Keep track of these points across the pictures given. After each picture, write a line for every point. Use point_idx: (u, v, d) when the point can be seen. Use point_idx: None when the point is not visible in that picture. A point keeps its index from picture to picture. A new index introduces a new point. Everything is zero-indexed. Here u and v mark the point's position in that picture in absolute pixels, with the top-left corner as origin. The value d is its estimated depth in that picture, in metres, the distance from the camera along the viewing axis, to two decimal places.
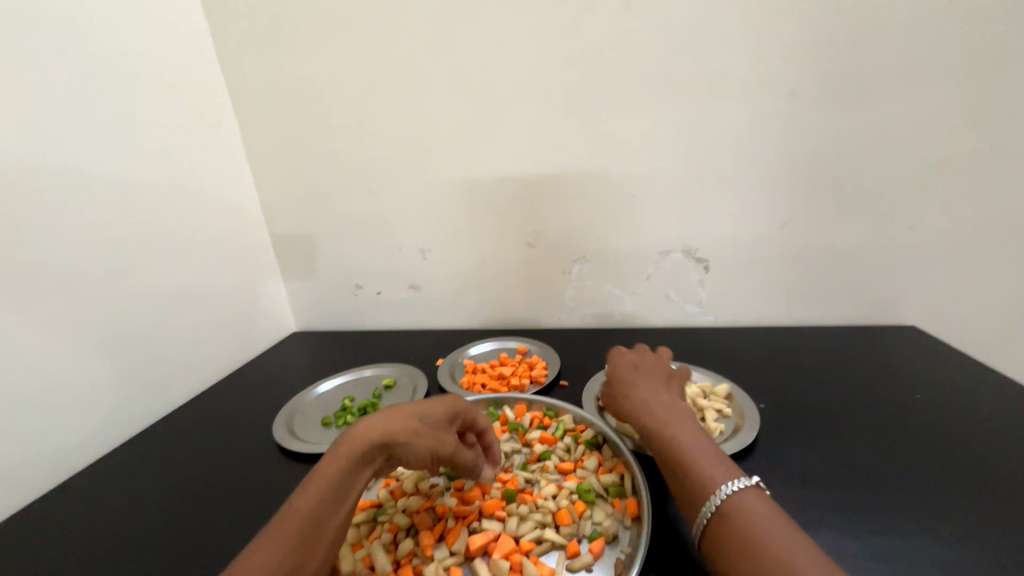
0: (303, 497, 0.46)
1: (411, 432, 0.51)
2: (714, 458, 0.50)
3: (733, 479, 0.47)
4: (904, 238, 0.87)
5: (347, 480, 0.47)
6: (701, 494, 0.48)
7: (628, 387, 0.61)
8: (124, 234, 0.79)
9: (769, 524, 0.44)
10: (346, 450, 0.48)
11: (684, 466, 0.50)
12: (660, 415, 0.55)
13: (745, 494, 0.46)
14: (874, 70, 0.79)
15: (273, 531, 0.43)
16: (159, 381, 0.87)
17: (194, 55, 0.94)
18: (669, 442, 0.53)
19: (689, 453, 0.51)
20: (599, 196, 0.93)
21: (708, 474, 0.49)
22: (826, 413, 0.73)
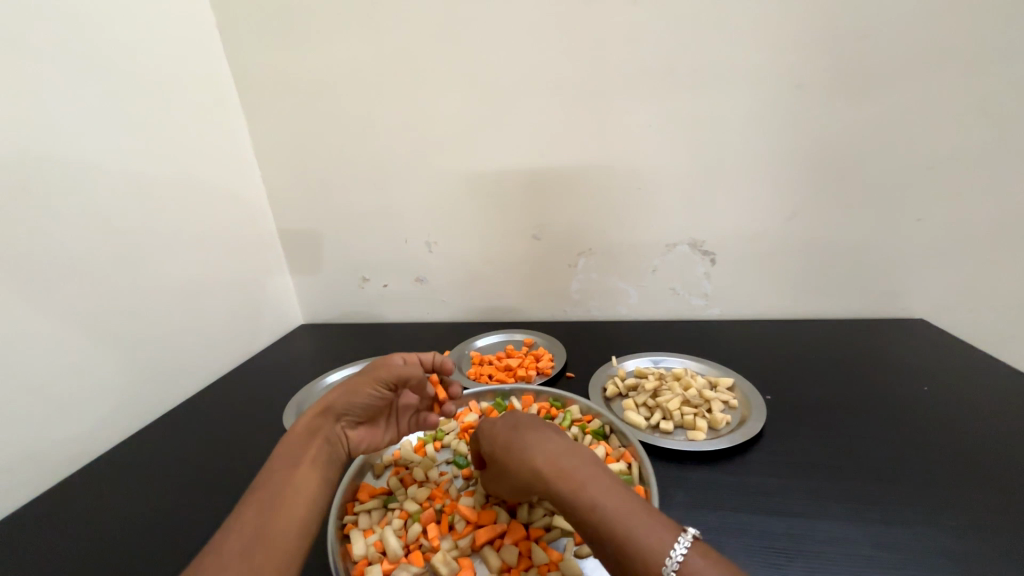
0: (268, 470, 0.48)
1: (348, 395, 0.56)
2: (645, 516, 0.42)
3: (677, 538, 0.40)
4: (912, 231, 0.87)
5: (301, 446, 0.51)
6: (648, 569, 0.39)
7: (524, 441, 0.49)
8: (131, 227, 0.80)
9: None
10: (297, 428, 0.53)
11: (619, 542, 0.41)
12: (571, 474, 0.45)
13: (693, 556, 0.39)
14: (884, 60, 0.78)
15: (241, 506, 0.45)
16: (169, 373, 0.88)
17: (200, 49, 0.94)
18: (590, 512, 0.42)
19: (621, 521, 0.41)
20: (605, 188, 0.93)
21: (649, 542, 0.40)
22: (831, 405, 0.73)
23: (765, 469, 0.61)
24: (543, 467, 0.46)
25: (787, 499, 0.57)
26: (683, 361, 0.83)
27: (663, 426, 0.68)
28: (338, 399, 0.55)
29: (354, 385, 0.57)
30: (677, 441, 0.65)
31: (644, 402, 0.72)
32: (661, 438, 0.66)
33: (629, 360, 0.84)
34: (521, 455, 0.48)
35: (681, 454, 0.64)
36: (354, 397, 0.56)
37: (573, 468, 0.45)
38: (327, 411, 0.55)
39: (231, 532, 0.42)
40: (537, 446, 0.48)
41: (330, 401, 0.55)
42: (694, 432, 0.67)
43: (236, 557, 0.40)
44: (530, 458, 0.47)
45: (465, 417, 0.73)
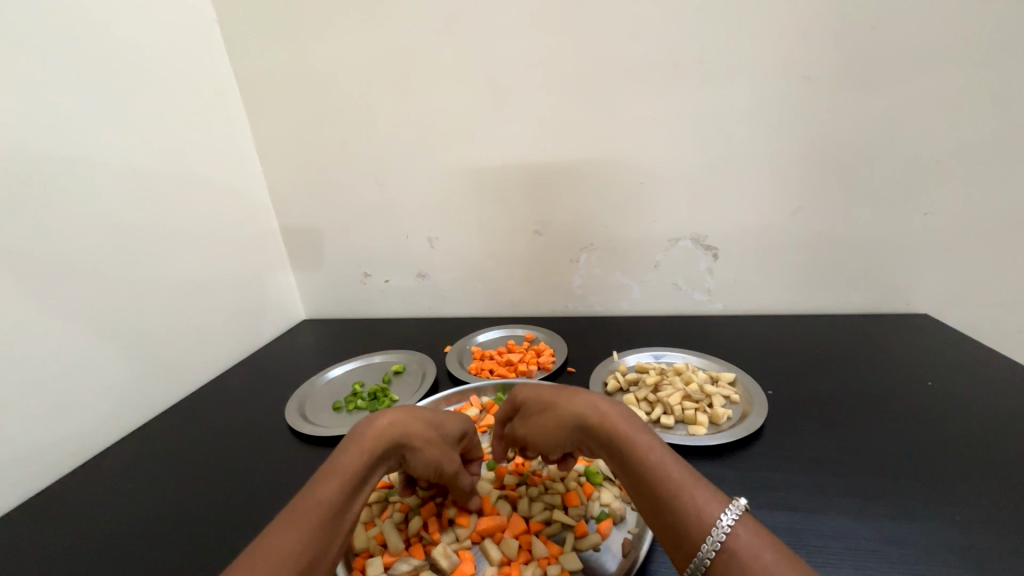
0: (329, 486, 0.42)
1: (428, 442, 0.50)
2: (698, 480, 0.41)
3: (726, 507, 0.38)
4: (919, 225, 0.86)
5: (365, 470, 0.45)
6: (695, 523, 0.37)
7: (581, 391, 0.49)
8: (133, 222, 0.81)
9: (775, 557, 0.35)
10: (369, 442, 0.47)
11: (671, 492, 0.39)
12: (631, 424, 0.45)
13: (739, 530, 0.36)
14: (889, 52, 0.77)
15: (292, 524, 0.39)
16: (173, 368, 0.89)
17: (201, 45, 0.94)
18: (645, 457, 0.42)
19: (671, 481, 0.40)
20: (606, 183, 0.93)
21: (700, 499, 0.39)
22: (834, 400, 0.72)
23: (767, 464, 0.61)
24: (591, 416, 0.46)
25: (789, 495, 0.57)
26: (684, 356, 0.83)
27: (664, 421, 0.67)
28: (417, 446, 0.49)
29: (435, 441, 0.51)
30: (678, 436, 0.65)
31: (644, 396, 0.72)
32: (662, 433, 0.66)
33: (630, 355, 0.84)
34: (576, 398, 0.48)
35: (682, 448, 0.64)
36: (427, 451, 0.50)
37: (621, 422, 0.44)
38: (402, 443, 0.49)
39: (278, 557, 0.36)
40: (595, 394, 0.48)
41: (409, 440, 0.49)
42: (695, 427, 0.66)
43: None
44: (589, 400, 0.47)
45: (466, 413, 0.74)
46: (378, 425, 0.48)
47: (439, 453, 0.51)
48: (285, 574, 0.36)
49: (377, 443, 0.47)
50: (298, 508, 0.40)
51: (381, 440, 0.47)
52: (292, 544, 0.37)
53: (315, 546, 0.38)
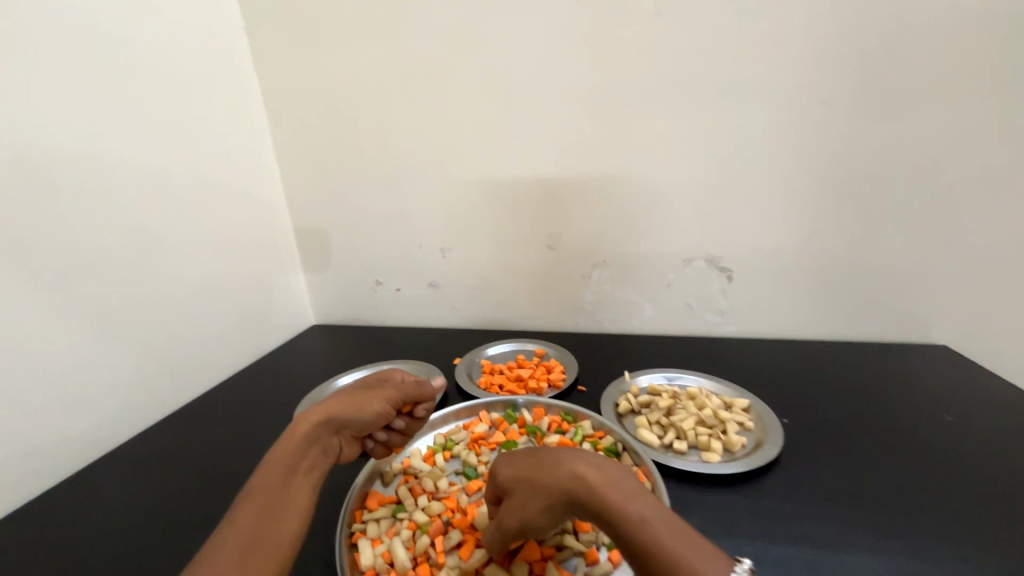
0: (266, 478, 0.47)
1: (359, 408, 0.55)
2: (698, 545, 0.36)
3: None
4: (938, 254, 0.85)
5: (298, 457, 0.49)
6: None
7: (558, 460, 0.43)
8: (149, 224, 0.82)
9: None
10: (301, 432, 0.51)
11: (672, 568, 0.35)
12: (615, 491, 0.39)
13: None
14: (910, 81, 0.77)
15: (228, 522, 0.43)
16: (182, 369, 0.90)
17: (227, 53, 0.96)
18: (634, 528, 0.37)
19: (674, 554, 0.35)
20: (620, 201, 0.93)
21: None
22: (849, 432, 0.71)
23: (780, 496, 0.60)
24: (573, 486, 0.41)
25: (805, 530, 0.55)
26: (698, 379, 0.81)
27: (677, 446, 0.66)
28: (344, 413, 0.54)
29: (360, 400, 0.55)
30: (690, 462, 0.63)
31: (657, 420, 0.70)
32: (675, 458, 0.64)
33: (642, 376, 0.82)
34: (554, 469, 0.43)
35: (696, 476, 0.63)
36: (356, 415, 0.55)
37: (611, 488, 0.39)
38: (331, 421, 0.53)
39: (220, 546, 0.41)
40: (572, 461, 0.43)
41: (336, 414, 0.53)
42: (709, 454, 0.65)
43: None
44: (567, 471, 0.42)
45: (476, 427, 0.72)
46: (304, 414, 0.53)
47: (369, 410, 0.55)
48: (226, 554, 0.40)
49: (307, 424, 0.51)
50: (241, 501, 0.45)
51: (310, 424, 0.52)
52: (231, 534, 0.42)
53: (257, 527, 0.43)
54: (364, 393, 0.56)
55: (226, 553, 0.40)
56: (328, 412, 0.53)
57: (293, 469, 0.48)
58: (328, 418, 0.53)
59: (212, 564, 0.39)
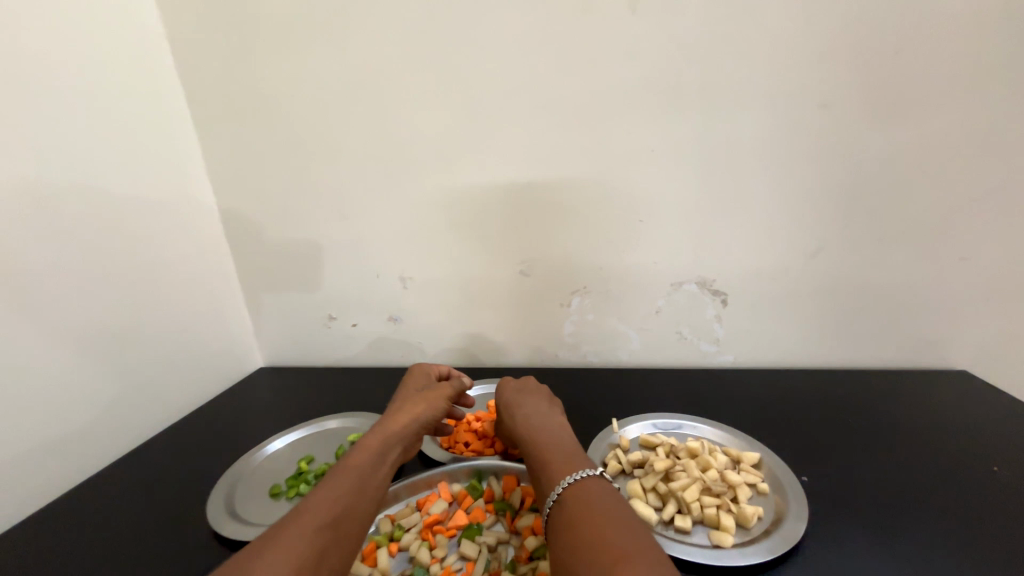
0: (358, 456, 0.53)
1: (428, 407, 0.64)
2: (572, 458, 0.51)
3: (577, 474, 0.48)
4: (950, 271, 0.77)
5: (388, 444, 0.57)
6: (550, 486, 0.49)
7: (514, 399, 0.65)
8: (38, 268, 0.65)
9: (598, 507, 0.44)
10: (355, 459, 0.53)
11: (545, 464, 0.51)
12: (536, 424, 0.58)
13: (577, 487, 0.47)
14: (916, 81, 0.69)
15: (328, 488, 0.48)
16: (86, 438, 0.73)
17: (147, 59, 0.82)
18: (535, 441, 0.55)
19: (549, 455, 0.52)
20: (601, 220, 0.83)
21: (557, 470, 0.50)
22: (882, 488, 0.60)
23: None
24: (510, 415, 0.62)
25: None
26: (697, 428, 0.70)
27: (679, 523, 0.54)
28: (424, 413, 0.63)
29: (434, 399, 0.65)
30: (697, 548, 0.51)
31: (653, 486, 0.58)
32: (679, 542, 0.52)
33: (631, 425, 0.70)
34: (508, 405, 0.64)
35: (707, 567, 0.50)
36: (427, 412, 0.63)
37: (536, 423, 0.58)
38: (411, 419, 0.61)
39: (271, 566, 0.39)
40: (524, 404, 0.63)
41: (417, 412, 0.63)
42: (719, 534, 0.52)
43: (320, 539, 0.43)
44: (513, 408, 0.63)
45: (431, 507, 0.59)
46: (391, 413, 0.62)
47: (437, 409, 0.64)
48: (323, 516, 0.45)
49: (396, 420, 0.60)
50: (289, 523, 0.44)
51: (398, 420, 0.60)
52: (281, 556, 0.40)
53: (349, 497, 0.48)
54: (433, 394, 0.66)
55: (324, 512, 0.46)
56: (407, 411, 0.62)
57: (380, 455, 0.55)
58: (411, 416, 0.62)
59: (310, 522, 0.44)
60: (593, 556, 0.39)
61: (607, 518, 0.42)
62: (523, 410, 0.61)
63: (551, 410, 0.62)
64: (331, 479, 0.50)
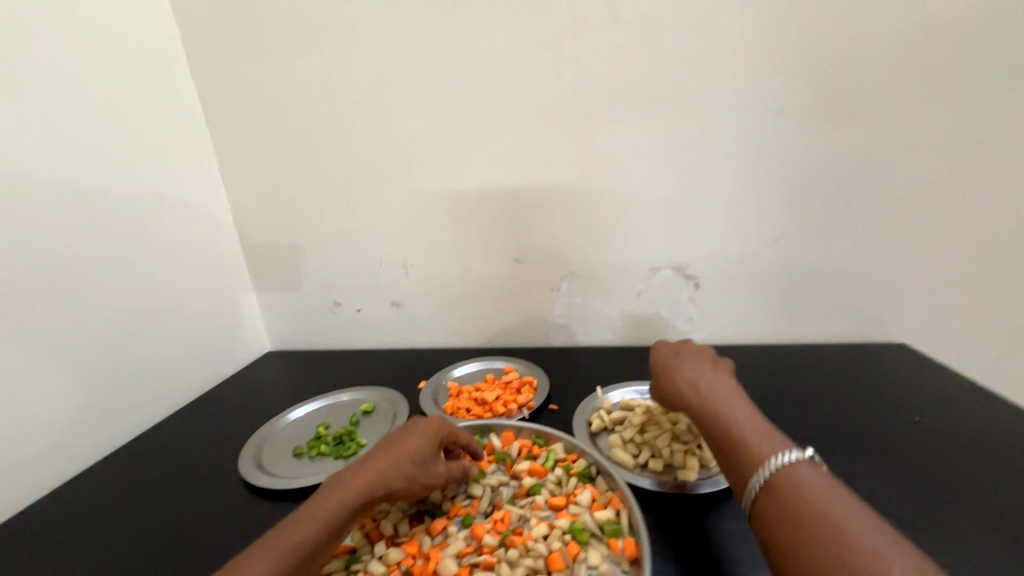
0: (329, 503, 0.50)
1: (427, 467, 0.57)
2: (768, 435, 0.49)
3: (788, 452, 0.47)
4: (892, 256, 0.87)
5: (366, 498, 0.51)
6: (751, 465, 0.47)
7: (678, 368, 0.62)
8: (64, 253, 0.71)
9: (824, 495, 0.43)
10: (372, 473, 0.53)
11: (735, 442, 0.50)
12: (717, 394, 0.56)
13: (801, 467, 0.45)
14: (859, 88, 0.79)
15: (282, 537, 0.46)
16: (113, 412, 0.79)
17: (162, 59, 0.88)
18: (718, 418, 0.53)
19: (739, 432, 0.50)
20: (587, 211, 0.91)
21: (756, 447, 0.48)
22: (825, 439, 0.70)
23: None
24: (686, 390, 0.58)
25: None
26: None
27: (652, 465, 0.63)
28: (421, 471, 0.56)
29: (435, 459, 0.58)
30: (666, 483, 0.60)
31: (631, 437, 0.68)
32: (650, 479, 0.62)
33: (614, 391, 0.79)
34: (680, 373, 0.61)
35: (674, 498, 0.60)
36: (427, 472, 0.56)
37: (712, 397, 0.55)
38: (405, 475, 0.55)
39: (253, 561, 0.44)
40: (694, 372, 0.60)
41: (414, 470, 0.55)
42: (685, 472, 0.61)
43: None
44: (688, 378, 0.60)
45: None
46: (390, 454, 0.55)
47: (437, 471, 0.57)
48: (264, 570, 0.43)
49: (387, 468, 0.54)
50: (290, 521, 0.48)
51: (391, 468, 0.54)
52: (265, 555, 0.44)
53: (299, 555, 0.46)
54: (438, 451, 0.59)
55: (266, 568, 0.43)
56: (405, 461, 0.55)
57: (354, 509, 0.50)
58: (408, 470, 0.55)
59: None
60: (839, 553, 0.38)
61: (854, 511, 0.41)
62: (688, 376, 0.60)
63: (728, 381, 0.59)
64: (292, 525, 0.47)
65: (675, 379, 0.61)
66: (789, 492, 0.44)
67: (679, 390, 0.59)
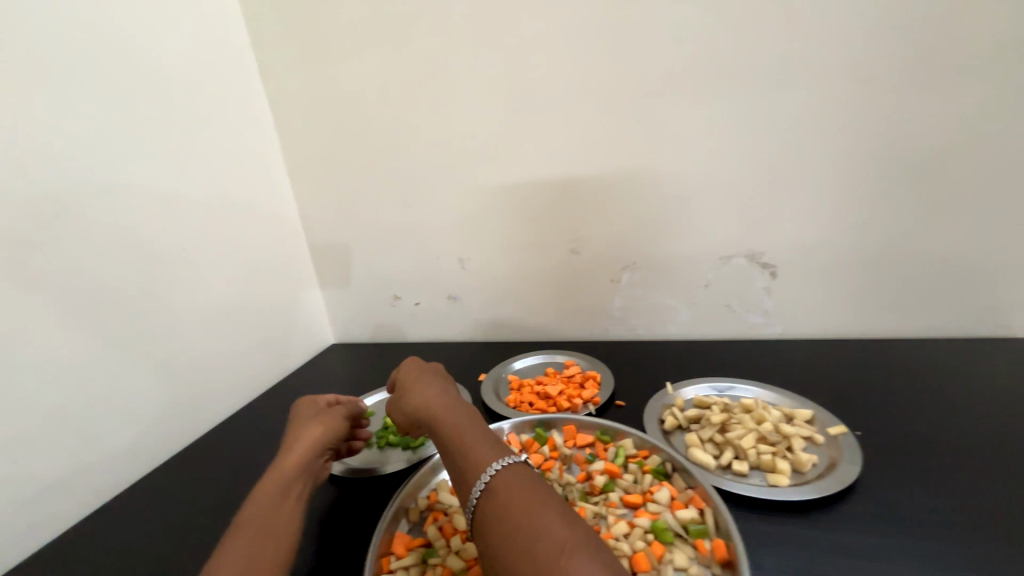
0: (254, 503, 0.48)
1: (327, 429, 0.60)
2: (487, 439, 0.47)
3: (500, 458, 0.45)
4: (1014, 237, 0.76)
5: (291, 478, 0.52)
6: (470, 480, 0.44)
7: (416, 385, 0.57)
8: (152, 250, 0.76)
9: (533, 493, 0.41)
10: (294, 455, 0.54)
11: (459, 456, 0.46)
12: (439, 407, 0.52)
13: (510, 471, 0.43)
14: (976, 43, 0.68)
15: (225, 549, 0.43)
16: (201, 398, 0.85)
17: (235, 68, 0.93)
18: (446, 430, 0.49)
19: (462, 443, 0.47)
20: (650, 197, 0.87)
21: (477, 456, 0.45)
22: (938, 444, 0.62)
23: (873, 526, 0.51)
24: (421, 408, 0.53)
25: (909, 568, 0.46)
26: (750, 389, 0.74)
27: (736, 467, 0.59)
28: (323, 432, 0.59)
29: (332, 422, 0.61)
30: (754, 486, 0.56)
31: (710, 437, 0.63)
32: (735, 482, 0.57)
33: (687, 387, 0.75)
34: (412, 395, 0.56)
35: (763, 503, 0.55)
36: (331, 433, 0.60)
37: (442, 412, 0.51)
38: (314, 446, 0.57)
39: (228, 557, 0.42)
40: (425, 389, 0.55)
41: (316, 434, 0.58)
42: (774, 476, 0.57)
43: None
44: (422, 397, 0.54)
45: None
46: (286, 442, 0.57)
47: (336, 427, 0.61)
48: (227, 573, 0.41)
49: (297, 448, 0.55)
50: (239, 521, 0.46)
51: (300, 447, 0.56)
52: (235, 546, 0.43)
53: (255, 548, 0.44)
54: (331, 416, 0.63)
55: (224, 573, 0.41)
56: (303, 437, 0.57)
57: (282, 493, 0.50)
58: (311, 441, 0.57)
59: None
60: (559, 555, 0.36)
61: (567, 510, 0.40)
62: (413, 393, 0.56)
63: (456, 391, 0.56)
64: (231, 533, 0.45)
65: (410, 397, 0.55)
66: (507, 506, 0.41)
67: (415, 413, 0.54)
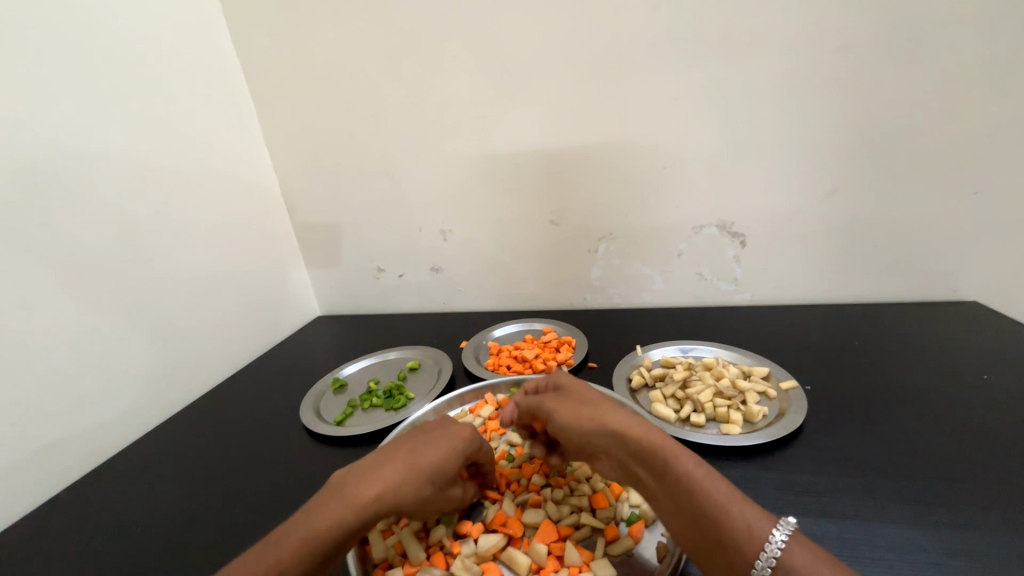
0: (325, 510, 0.43)
1: (437, 460, 0.48)
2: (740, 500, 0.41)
3: (776, 524, 0.39)
4: (967, 206, 0.80)
5: (372, 506, 0.44)
6: (740, 538, 0.38)
7: (606, 410, 0.50)
8: (136, 222, 0.77)
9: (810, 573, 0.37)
10: (388, 488, 0.45)
11: (702, 505, 0.40)
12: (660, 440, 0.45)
13: (793, 544, 0.38)
14: (940, 14, 0.70)
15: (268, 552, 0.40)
16: (189, 368, 0.87)
17: (208, 34, 0.91)
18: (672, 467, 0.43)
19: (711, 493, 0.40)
20: (627, 168, 0.88)
21: (742, 515, 0.39)
22: (881, 396, 0.67)
23: (812, 466, 0.56)
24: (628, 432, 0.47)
25: (839, 500, 0.52)
26: (713, 349, 0.78)
27: (694, 419, 0.63)
28: (430, 462, 0.48)
29: (447, 447, 0.50)
30: (709, 435, 0.61)
31: (673, 393, 0.68)
32: (693, 432, 0.62)
33: (654, 349, 0.80)
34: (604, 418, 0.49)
35: (715, 449, 0.60)
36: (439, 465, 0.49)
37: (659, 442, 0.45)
38: (414, 479, 0.46)
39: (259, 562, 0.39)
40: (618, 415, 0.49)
41: (423, 464, 0.47)
42: (728, 425, 0.62)
43: None
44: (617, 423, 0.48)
45: (483, 411, 0.71)
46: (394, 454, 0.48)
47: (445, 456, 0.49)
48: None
49: (394, 472, 0.46)
50: (300, 523, 0.42)
51: (399, 474, 0.46)
52: (273, 555, 0.40)
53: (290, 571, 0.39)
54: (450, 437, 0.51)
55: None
56: (412, 460, 0.47)
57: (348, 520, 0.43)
58: (416, 471, 0.47)
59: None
60: None
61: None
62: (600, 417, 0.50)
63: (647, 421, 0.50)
64: (284, 532, 0.41)
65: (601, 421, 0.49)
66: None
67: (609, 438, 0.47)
